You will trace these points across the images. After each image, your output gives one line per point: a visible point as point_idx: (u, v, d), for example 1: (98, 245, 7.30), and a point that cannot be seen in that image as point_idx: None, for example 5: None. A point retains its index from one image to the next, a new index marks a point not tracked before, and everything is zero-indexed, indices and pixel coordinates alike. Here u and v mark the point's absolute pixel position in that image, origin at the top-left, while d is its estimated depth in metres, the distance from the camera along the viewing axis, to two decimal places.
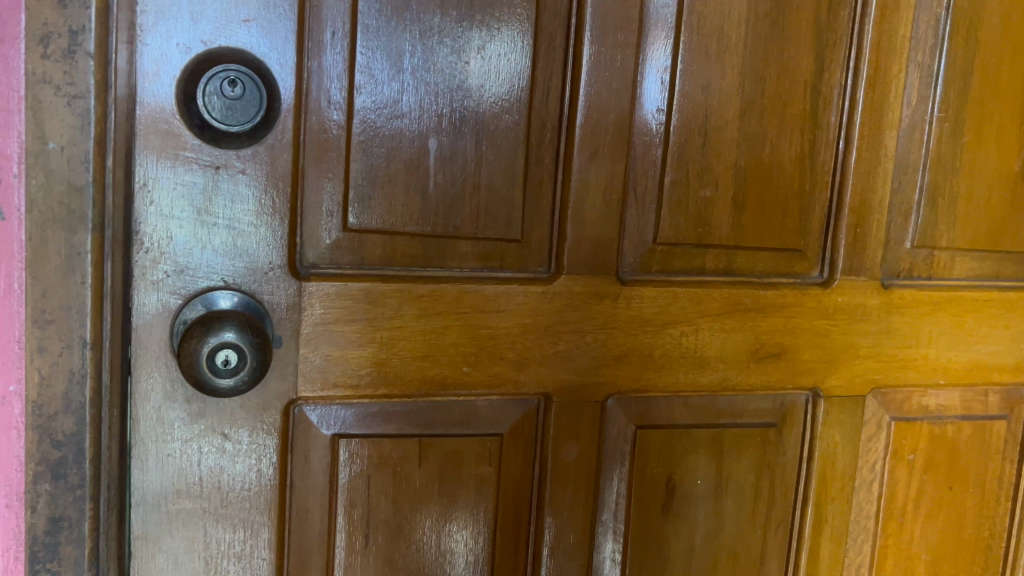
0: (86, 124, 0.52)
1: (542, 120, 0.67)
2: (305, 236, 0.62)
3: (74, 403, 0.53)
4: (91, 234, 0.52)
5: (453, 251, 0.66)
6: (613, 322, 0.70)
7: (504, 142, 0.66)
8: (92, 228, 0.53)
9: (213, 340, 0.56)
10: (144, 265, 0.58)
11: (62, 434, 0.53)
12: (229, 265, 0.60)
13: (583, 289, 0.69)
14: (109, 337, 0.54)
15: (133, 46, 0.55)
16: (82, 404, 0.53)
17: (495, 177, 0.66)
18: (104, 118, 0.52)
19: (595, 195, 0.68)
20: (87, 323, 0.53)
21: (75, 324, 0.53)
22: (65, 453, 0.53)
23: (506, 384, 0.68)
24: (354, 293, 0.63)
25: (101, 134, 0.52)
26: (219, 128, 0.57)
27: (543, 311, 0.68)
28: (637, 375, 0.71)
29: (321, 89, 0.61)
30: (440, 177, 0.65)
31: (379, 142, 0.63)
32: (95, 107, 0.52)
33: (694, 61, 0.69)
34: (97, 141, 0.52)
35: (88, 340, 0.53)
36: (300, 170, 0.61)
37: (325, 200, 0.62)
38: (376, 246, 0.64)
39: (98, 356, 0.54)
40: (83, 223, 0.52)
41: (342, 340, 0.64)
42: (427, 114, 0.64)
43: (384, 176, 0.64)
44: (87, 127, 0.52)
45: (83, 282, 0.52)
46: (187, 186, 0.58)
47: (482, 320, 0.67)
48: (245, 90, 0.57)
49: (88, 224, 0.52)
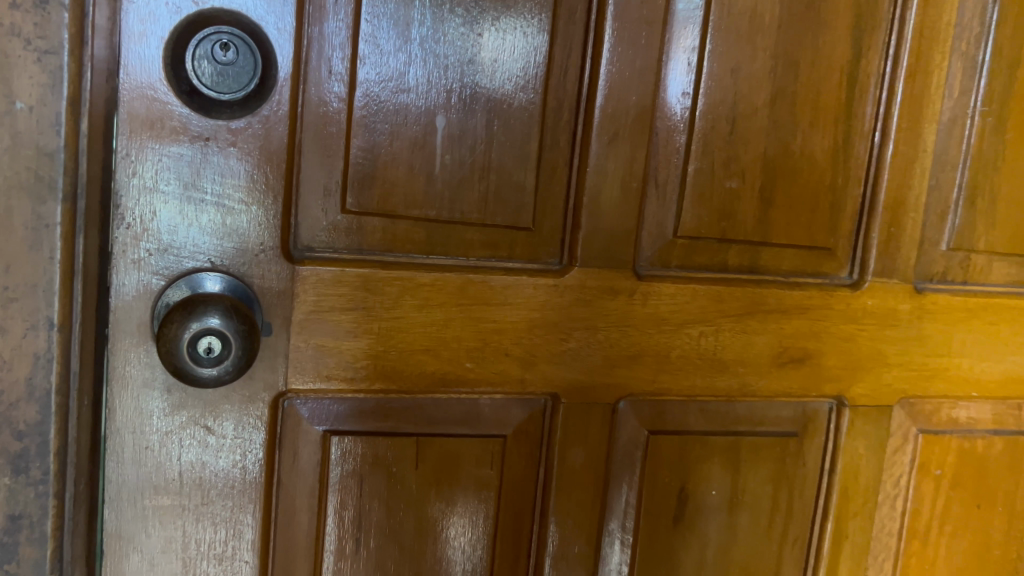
0: (58, 83, 0.47)
1: (559, 100, 0.62)
2: (301, 217, 0.58)
3: (38, 391, 0.48)
4: (61, 204, 0.47)
5: (458, 238, 0.62)
6: (628, 320, 0.65)
7: (517, 123, 0.61)
8: (62, 198, 0.48)
9: (196, 325, 0.51)
10: (124, 242, 0.54)
11: (24, 424, 0.48)
12: (217, 245, 0.56)
13: (598, 283, 0.64)
14: (80, 319, 0.50)
15: (117, 5, 0.51)
16: (47, 393, 0.49)
17: (506, 159, 0.61)
18: (79, 76, 0.47)
19: (613, 182, 0.63)
20: (54, 303, 0.48)
21: (42, 303, 0.48)
22: (26, 446, 0.49)
23: (511, 383, 0.64)
24: (351, 279, 0.59)
25: (75, 94, 0.47)
26: (209, 96, 0.53)
27: (553, 305, 0.63)
28: (652, 377, 0.66)
29: (321, 58, 0.56)
30: (447, 158, 0.60)
31: (382, 118, 0.58)
32: (69, 66, 0.47)
33: (724, 41, 0.64)
34: (71, 101, 0.47)
35: (55, 321, 0.48)
36: (297, 145, 0.57)
37: (323, 178, 0.58)
38: (376, 229, 0.60)
39: (66, 338, 0.49)
40: (53, 192, 0.47)
41: (336, 330, 0.59)
42: (436, 90, 0.59)
43: (388, 155, 0.59)
44: (59, 86, 0.47)
45: (51, 257, 0.48)
46: (173, 158, 0.54)
47: (486, 313, 0.62)
48: (238, 55, 0.52)
49: (58, 194, 0.47)
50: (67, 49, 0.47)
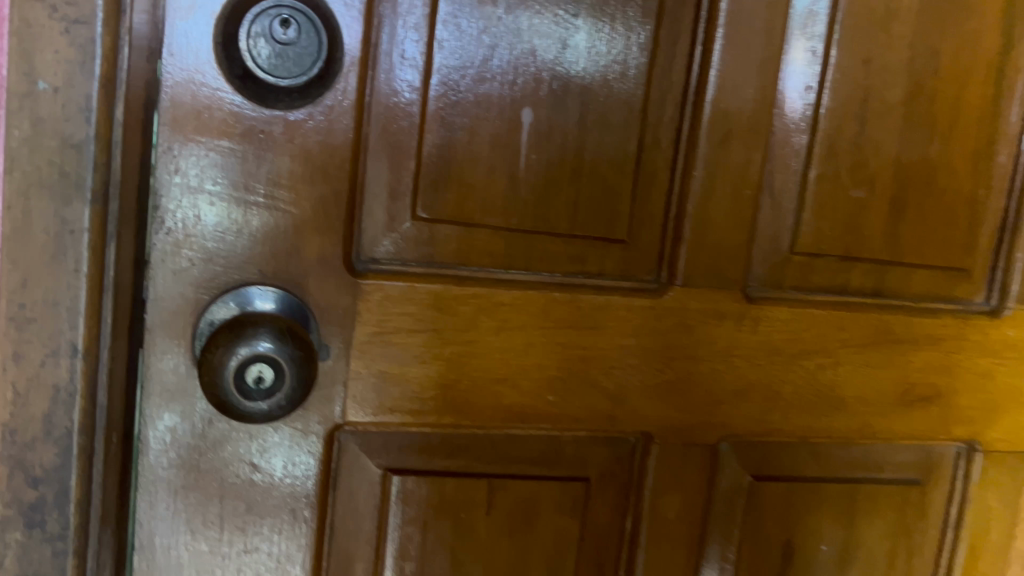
0: (88, 61, 0.43)
1: (663, 92, 0.53)
2: (364, 223, 0.50)
3: None
4: (89, 207, 0.43)
5: (542, 251, 0.53)
6: (735, 348, 0.56)
7: (615, 118, 0.53)
8: (91, 199, 0.44)
9: (245, 350, 0.43)
10: (164, 250, 0.47)
11: (40, 469, 0.45)
12: (270, 255, 0.48)
13: (702, 306, 0.55)
14: (108, 346, 0.46)
15: None
16: (67, 431, 0.45)
17: (602, 161, 0.53)
18: (113, 67, 0.44)
19: (722, 190, 0.55)
20: None
21: (65, 325, 0.44)
22: (42, 495, 0.45)
23: (599, 419, 0.55)
24: (421, 297, 0.51)
25: (108, 74, 0.43)
26: (266, 81, 0.45)
27: (650, 330, 0.55)
28: (759, 415, 0.58)
29: (393, 40, 0.48)
30: (532, 157, 0.52)
31: (460, 111, 0.50)
32: (103, 38, 0.43)
33: (857, 27, 0.55)
34: (103, 82, 0.43)
35: (79, 346, 0.45)
36: (363, 140, 0.49)
37: (390, 179, 0.50)
38: (449, 239, 0.52)
39: None
40: (80, 192, 0.43)
41: (402, 355, 0.51)
42: (524, 80, 0.51)
43: (466, 153, 0.51)
44: (90, 64, 0.43)
45: (77, 268, 0.44)
46: (222, 154, 0.46)
47: (573, 338, 0.54)
48: (300, 34, 0.45)
49: (86, 193, 0.43)
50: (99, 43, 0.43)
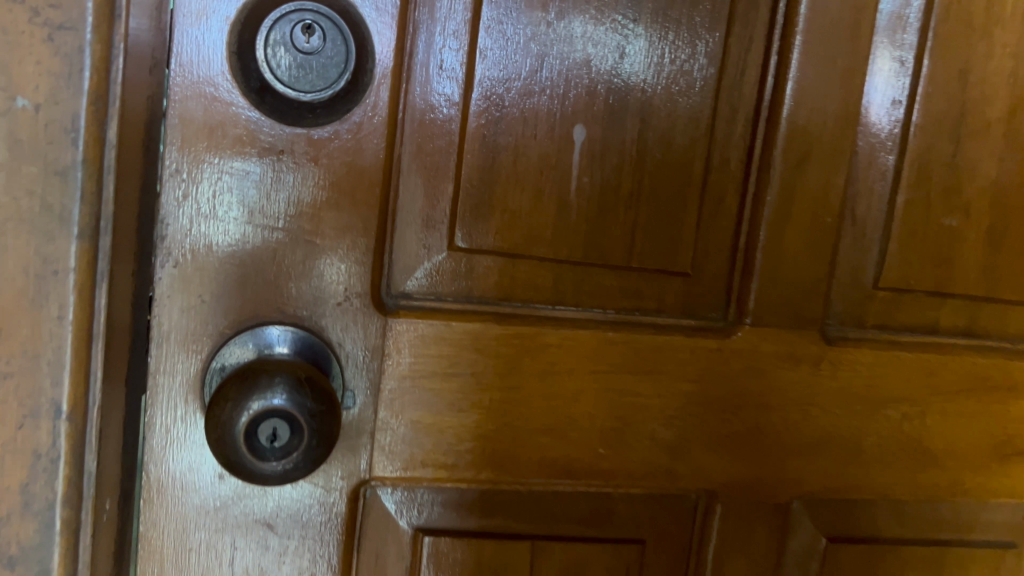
0: (76, 69, 0.34)
1: (732, 106, 0.47)
2: (396, 253, 0.45)
3: (38, 502, 0.36)
4: (77, 244, 0.35)
5: (594, 285, 0.48)
6: (810, 397, 0.50)
7: (679, 137, 0.47)
8: (80, 235, 0.35)
9: (257, 403, 0.38)
10: (170, 286, 0.41)
11: (17, 548, 0.36)
12: (289, 290, 0.43)
13: (774, 348, 0.49)
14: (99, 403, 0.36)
15: None
16: (48, 505, 0.36)
17: (663, 184, 0.47)
18: (106, 79, 0.35)
19: (798, 217, 0.48)
20: (62, 382, 0.35)
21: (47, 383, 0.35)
22: None
23: (658, 475, 0.49)
24: (458, 337, 0.45)
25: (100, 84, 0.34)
26: (286, 95, 0.39)
27: (716, 375, 0.49)
28: (836, 471, 0.51)
29: (431, 50, 0.43)
30: (585, 180, 0.46)
31: (505, 129, 0.45)
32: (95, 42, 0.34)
33: (953, 33, 0.49)
34: (94, 95, 0.34)
35: (62, 406, 0.35)
36: (395, 162, 0.44)
37: (424, 205, 0.45)
38: (490, 272, 0.46)
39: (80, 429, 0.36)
40: (65, 228, 0.34)
41: (436, 403, 0.46)
42: (577, 93, 0.45)
43: (510, 176, 0.45)
44: (78, 72, 0.34)
45: (60, 316, 0.35)
46: (237, 177, 0.41)
47: (630, 384, 0.48)
48: (325, 42, 0.39)
49: (72, 228, 0.35)
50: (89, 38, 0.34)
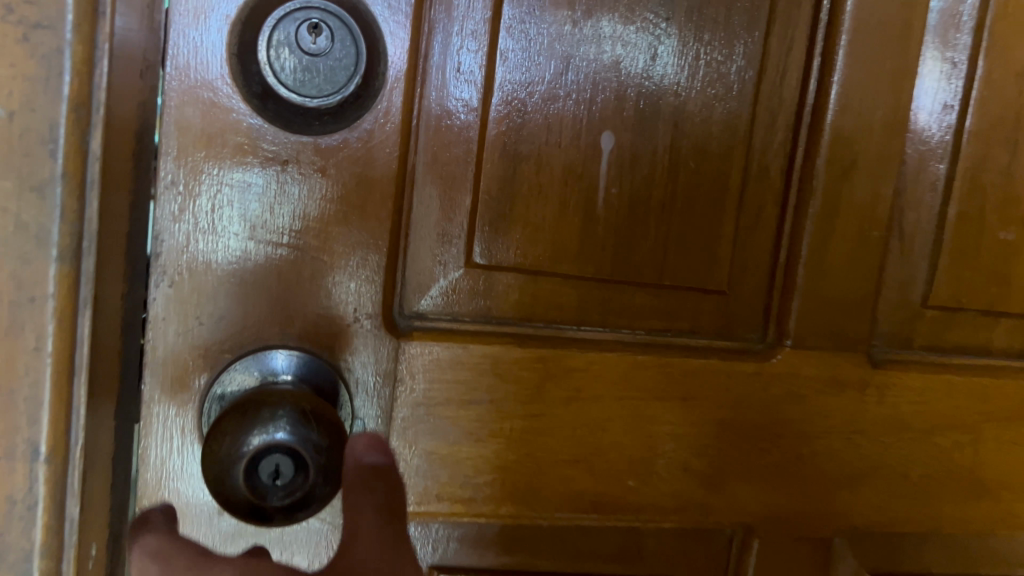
0: (56, 73, 0.28)
1: (772, 113, 0.44)
2: (409, 271, 0.42)
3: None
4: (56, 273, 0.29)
5: (622, 304, 0.45)
6: (855, 424, 0.47)
7: (715, 145, 0.44)
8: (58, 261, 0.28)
9: (257, 437, 0.34)
10: (165, 307, 0.38)
11: None
12: (295, 311, 0.40)
13: (817, 372, 0.46)
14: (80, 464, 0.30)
15: None
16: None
17: (698, 196, 0.44)
18: (89, 84, 0.28)
19: (844, 231, 0.45)
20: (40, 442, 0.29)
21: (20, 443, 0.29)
22: None
23: (691, 510, 0.45)
24: (476, 361, 0.42)
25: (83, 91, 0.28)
26: (292, 100, 0.36)
27: (754, 402, 0.45)
28: (882, 505, 0.48)
29: (448, 51, 0.40)
30: (613, 192, 0.43)
31: (527, 137, 0.42)
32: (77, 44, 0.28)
33: (1007, 34, 0.46)
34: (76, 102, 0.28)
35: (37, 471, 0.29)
36: (409, 173, 0.40)
37: (440, 218, 0.41)
38: (510, 290, 0.43)
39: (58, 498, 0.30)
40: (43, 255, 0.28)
41: (452, 432, 0.42)
42: (605, 98, 0.42)
43: (532, 187, 0.42)
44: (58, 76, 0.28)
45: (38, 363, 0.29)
46: (238, 189, 0.38)
47: (661, 411, 0.44)
48: (333, 43, 0.36)
49: (50, 251, 0.28)
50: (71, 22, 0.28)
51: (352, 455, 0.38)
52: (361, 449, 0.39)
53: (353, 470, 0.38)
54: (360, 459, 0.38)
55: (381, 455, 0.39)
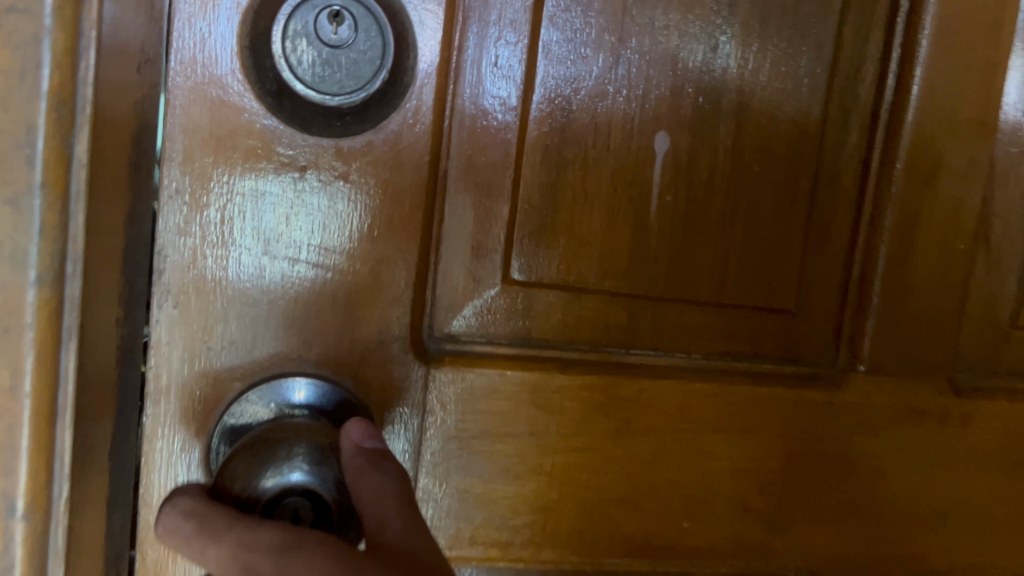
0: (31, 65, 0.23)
1: (845, 111, 0.39)
2: (439, 288, 0.37)
3: None
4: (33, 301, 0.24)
5: (676, 324, 0.40)
6: (937, 458, 0.42)
7: (781, 146, 0.39)
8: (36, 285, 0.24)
9: (272, 479, 0.30)
10: (168, 331, 0.34)
11: None
12: (313, 334, 0.36)
13: (893, 402, 0.41)
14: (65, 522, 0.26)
15: None
16: None
17: (764, 204, 0.39)
18: (72, 79, 0.24)
19: (925, 244, 0.40)
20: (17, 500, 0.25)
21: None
22: None
23: (753, 554, 0.41)
24: (513, 389, 0.38)
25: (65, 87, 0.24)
26: (308, 98, 0.32)
27: (823, 434, 0.41)
28: (964, 547, 0.43)
29: (485, 43, 0.36)
30: (667, 199, 0.38)
31: (571, 139, 0.37)
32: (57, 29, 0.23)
33: None
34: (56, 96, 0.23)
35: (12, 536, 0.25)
36: (441, 179, 0.36)
37: (475, 230, 0.37)
38: (551, 309, 0.39)
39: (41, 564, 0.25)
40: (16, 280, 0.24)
41: (487, 468, 0.38)
42: (659, 95, 0.37)
43: (578, 195, 0.38)
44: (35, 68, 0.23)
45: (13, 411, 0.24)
46: (252, 198, 0.34)
47: (720, 444, 0.40)
48: (356, 34, 0.31)
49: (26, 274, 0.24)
50: (49, 4, 0.23)
51: (346, 441, 0.32)
52: (358, 436, 0.32)
53: (351, 454, 0.31)
54: (358, 442, 0.32)
55: (381, 442, 0.33)
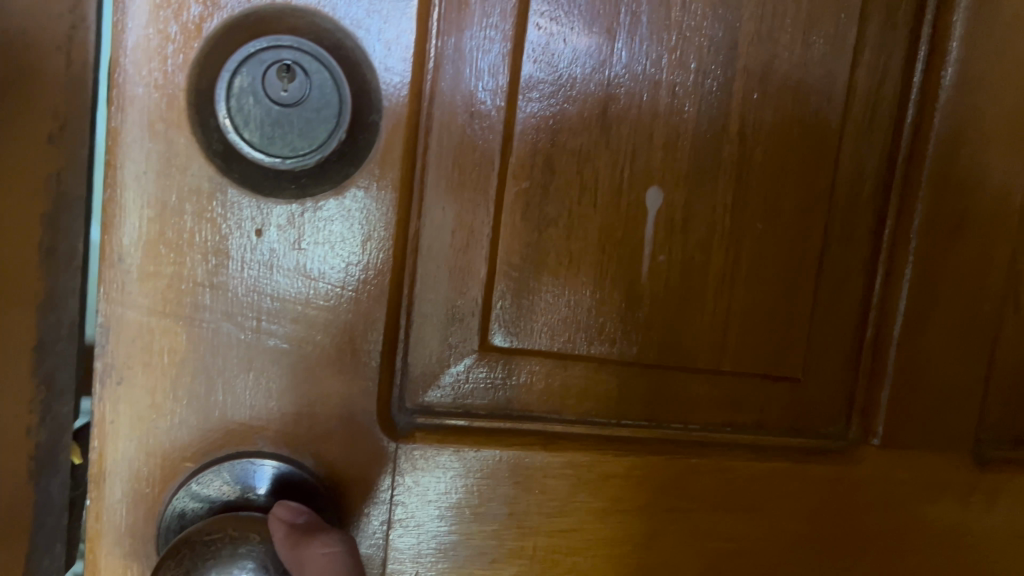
0: None
1: (859, 162, 0.36)
2: (411, 356, 0.34)
3: None
4: None
5: (672, 393, 0.37)
6: (956, 537, 0.39)
7: (788, 202, 0.35)
8: None
9: None
10: (112, 408, 0.31)
11: None
12: (271, 410, 0.33)
13: (910, 477, 0.38)
14: None
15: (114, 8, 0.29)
16: None
17: (767, 263, 0.36)
18: None
19: (947, 305, 0.37)
20: None
21: None
22: None
23: None
24: (493, 467, 0.35)
25: None
26: (257, 160, 0.29)
27: (832, 512, 0.37)
28: None
29: (459, 91, 0.32)
30: (661, 259, 0.35)
31: (555, 195, 0.34)
32: None
33: None
34: None
35: None
36: (411, 240, 0.33)
37: (449, 293, 0.34)
38: (534, 377, 0.36)
39: None
40: None
41: (465, 551, 0.35)
42: (652, 147, 0.34)
43: (562, 255, 0.35)
44: None
45: None
46: (202, 263, 0.31)
47: (720, 524, 0.37)
48: (310, 91, 0.28)
49: None
50: None
51: (276, 523, 0.29)
52: (285, 517, 0.30)
53: (283, 535, 0.29)
54: (289, 520, 0.29)
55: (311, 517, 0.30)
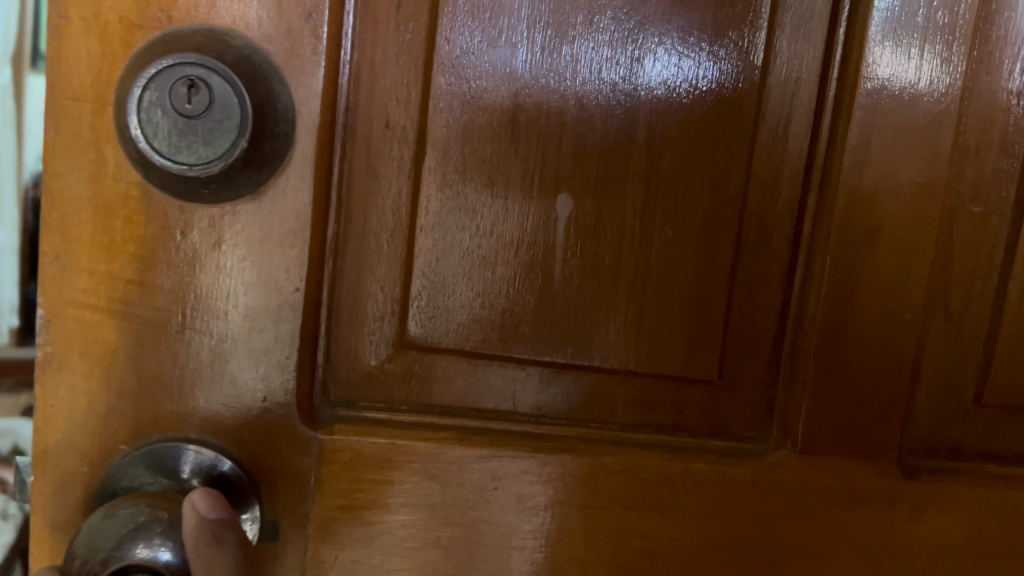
0: None
1: (773, 171, 0.37)
2: (333, 352, 0.36)
3: None
4: None
5: (591, 393, 0.38)
6: (885, 547, 0.38)
7: (696, 209, 0.37)
8: None
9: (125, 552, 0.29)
10: (51, 393, 0.34)
11: None
12: (196, 400, 0.35)
13: (830, 482, 0.38)
14: None
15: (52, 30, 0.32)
16: None
17: (677, 269, 0.37)
18: None
19: (865, 313, 0.37)
20: None
21: None
22: None
23: None
24: (410, 460, 0.36)
25: None
26: (167, 167, 0.31)
27: (751, 516, 0.37)
28: None
29: (372, 105, 0.34)
30: (572, 263, 0.36)
31: (468, 202, 0.36)
32: None
33: None
34: None
35: None
36: (330, 243, 0.35)
37: (368, 293, 0.36)
38: (455, 376, 0.37)
39: None
40: None
41: (382, 540, 0.36)
42: (561, 155, 0.36)
43: (476, 258, 0.36)
44: None
45: None
46: (130, 261, 0.34)
47: (633, 523, 0.37)
48: (212, 104, 0.30)
49: None
50: None
51: (191, 511, 0.31)
52: (203, 507, 0.32)
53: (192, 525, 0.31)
54: (201, 514, 0.31)
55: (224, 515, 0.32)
